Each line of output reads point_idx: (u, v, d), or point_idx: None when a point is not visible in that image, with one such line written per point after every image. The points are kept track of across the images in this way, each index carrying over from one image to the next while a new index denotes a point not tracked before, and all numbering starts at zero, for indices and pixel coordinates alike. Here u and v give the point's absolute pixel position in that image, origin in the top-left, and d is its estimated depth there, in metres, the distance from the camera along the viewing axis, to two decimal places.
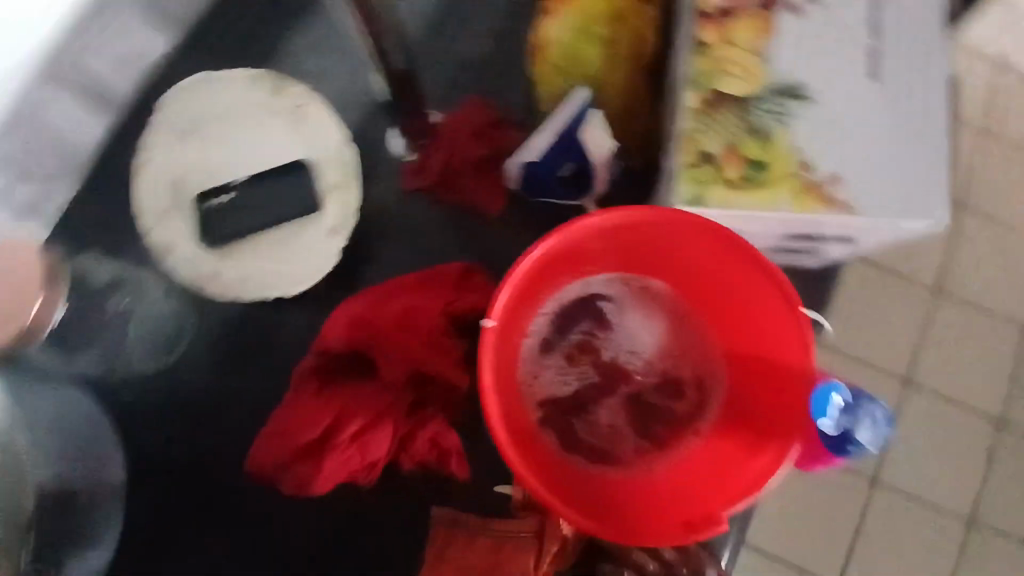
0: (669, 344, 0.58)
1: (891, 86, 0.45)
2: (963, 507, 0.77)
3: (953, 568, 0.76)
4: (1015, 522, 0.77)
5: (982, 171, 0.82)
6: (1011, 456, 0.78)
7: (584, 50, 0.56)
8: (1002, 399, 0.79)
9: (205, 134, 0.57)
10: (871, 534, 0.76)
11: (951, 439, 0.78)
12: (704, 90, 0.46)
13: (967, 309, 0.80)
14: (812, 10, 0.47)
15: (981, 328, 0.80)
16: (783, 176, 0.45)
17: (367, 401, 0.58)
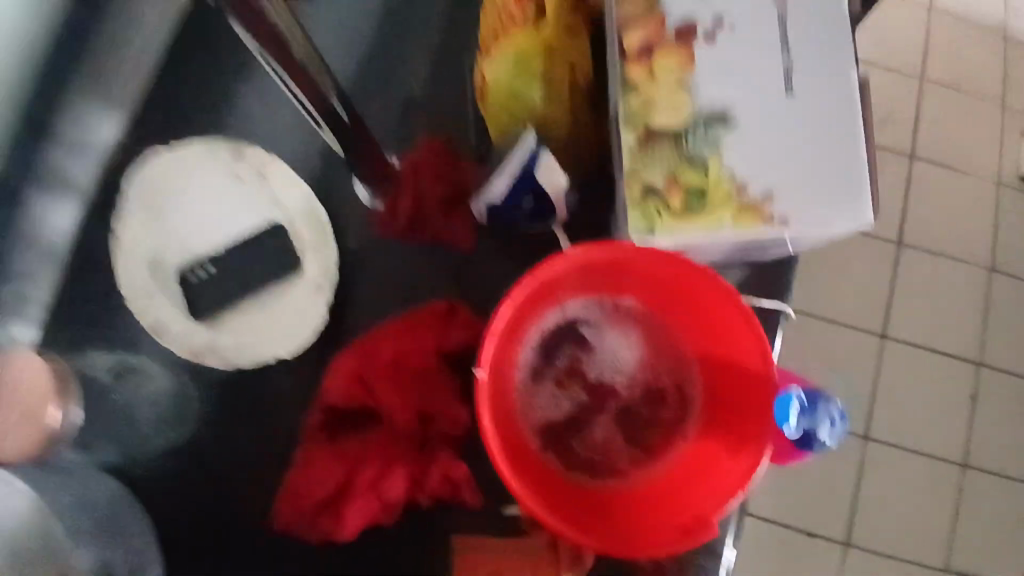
0: (648, 355, 0.57)
1: (806, 95, 0.46)
2: (965, 446, 1.06)
3: (959, 491, 1.04)
4: (1002, 454, 1.06)
5: (922, 154, 1.14)
6: (992, 381, 1.09)
7: (524, 88, 0.58)
8: (978, 341, 1.10)
9: (176, 212, 0.69)
10: (871, 495, 1.04)
11: (930, 372, 1.08)
12: (636, 127, 0.46)
13: (929, 257, 1.11)
14: (724, 35, 0.46)
15: (944, 276, 1.11)
16: (722, 202, 0.45)
17: (373, 448, 0.63)
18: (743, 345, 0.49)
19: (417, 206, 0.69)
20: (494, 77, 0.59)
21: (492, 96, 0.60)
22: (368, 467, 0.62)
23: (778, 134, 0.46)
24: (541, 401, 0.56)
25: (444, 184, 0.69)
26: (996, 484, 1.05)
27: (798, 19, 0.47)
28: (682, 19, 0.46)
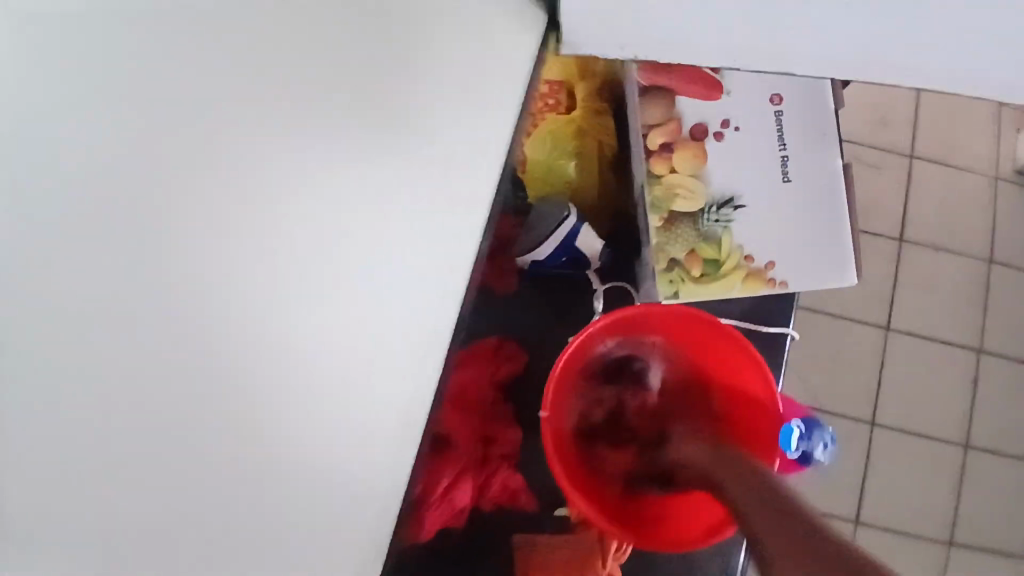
0: (674, 383, 0.68)
1: (800, 178, 0.57)
2: (961, 423, 1.30)
3: (958, 459, 1.29)
4: (991, 421, 1.31)
5: (920, 171, 1.36)
6: (988, 367, 1.32)
7: (560, 163, 0.75)
8: (976, 332, 1.32)
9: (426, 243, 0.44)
10: (875, 468, 1.29)
11: (932, 365, 1.31)
12: (661, 211, 0.57)
13: (930, 258, 1.34)
14: (730, 134, 0.58)
15: (942, 277, 1.33)
16: (732, 269, 0.57)
17: (448, 466, 0.74)
18: (749, 378, 0.60)
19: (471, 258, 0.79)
20: (534, 155, 0.74)
21: (533, 170, 0.75)
22: (444, 480, 0.73)
23: (777, 213, 0.56)
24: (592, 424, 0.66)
25: (493, 240, 0.78)
26: (991, 457, 1.30)
27: (791, 115, 0.58)
28: (694, 121, 0.58)
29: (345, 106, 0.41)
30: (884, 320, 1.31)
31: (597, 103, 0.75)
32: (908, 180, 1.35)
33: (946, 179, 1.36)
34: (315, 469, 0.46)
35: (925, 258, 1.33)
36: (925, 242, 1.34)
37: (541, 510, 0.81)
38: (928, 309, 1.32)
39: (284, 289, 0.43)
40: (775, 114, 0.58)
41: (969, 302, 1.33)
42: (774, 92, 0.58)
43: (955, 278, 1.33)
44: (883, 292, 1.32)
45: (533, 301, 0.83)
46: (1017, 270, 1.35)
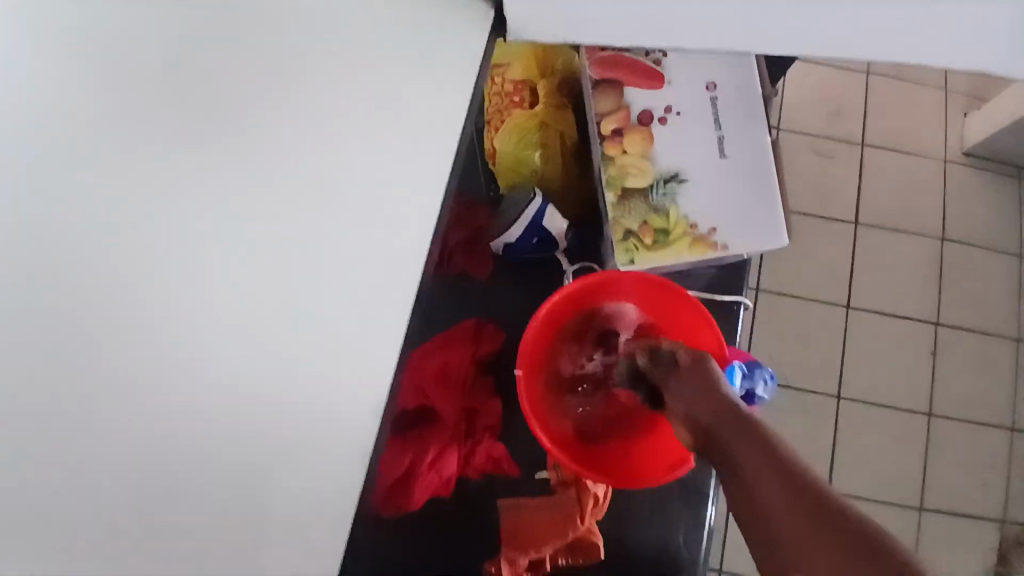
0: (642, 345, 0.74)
1: (735, 154, 0.65)
2: (923, 391, 1.38)
3: (923, 425, 1.37)
4: (952, 389, 1.39)
5: (868, 157, 1.47)
6: (946, 338, 1.41)
7: (526, 154, 0.82)
8: (932, 306, 1.42)
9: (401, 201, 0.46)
10: (843, 437, 1.37)
11: (890, 337, 1.40)
12: (615, 188, 0.65)
13: (883, 237, 1.44)
14: (672, 119, 0.66)
15: (895, 254, 1.43)
16: (681, 237, 0.64)
17: (434, 438, 0.80)
18: (699, 334, 0.67)
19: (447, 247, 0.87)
20: (502, 149, 0.82)
21: (502, 162, 0.83)
22: (431, 451, 0.79)
23: (716, 186, 0.64)
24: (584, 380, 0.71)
25: (465, 227, 0.88)
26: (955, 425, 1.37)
27: (725, 100, 0.65)
28: (640, 109, 0.65)
29: (344, 103, 0.47)
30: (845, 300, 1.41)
31: (558, 99, 0.82)
32: (861, 166, 1.46)
33: (897, 163, 1.47)
34: (309, 445, 0.48)
35: (879, 238, 1.43)
36: (878, 224, 1.44)
37: (524, 477, 0.87)
38: (883, 285, 1.42)
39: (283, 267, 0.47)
40: (712, 99, 0.66)
41: (922, 277, 1.43)
42: (710, 80, 0.66)
43: (908, 256, 1.43)
44: (841, 271, 1.42)
45: (509, 286, 0.89)
46: (966, 246, 1.44)
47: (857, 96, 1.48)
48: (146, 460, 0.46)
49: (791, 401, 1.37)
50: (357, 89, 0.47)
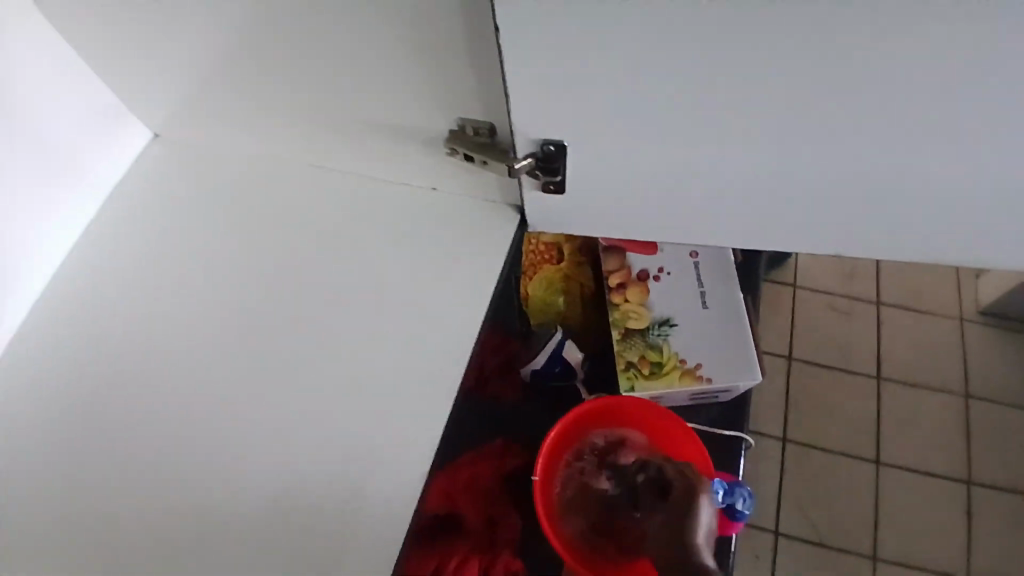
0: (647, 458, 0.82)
1: (714, 306, 0.82)
2: (961, 551, 1.38)
3: None
4: (993, 552, 1.38)
5: (881, 316, 1.60)
6: (982, 496, 1.43)
7: (553, 298, 1.00)
8: (965, 463, 1.46)
9: (462, 337, 0.66)
10: None
11: (922, 494, 1.43)
12: (619, 327, 0.81)
13: (903, 392, 1.52)
14: (665, 278, 0.83)
15: (918, 410, 1.51)
16: (672, 368, 0.79)
17: (460, 545, 0.89)
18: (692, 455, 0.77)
19: (484, 371, 0.99)
20: (534, 294, 1.00)
21: (533, 305, 1.00)
22: (454, 557, 0.88)
23: (700, 330, 0.81)
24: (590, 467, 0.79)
25: (500, 355, 1.00)
26: None
27: (707, 265, 0.84)
28: (639, 268, 0.84)
29: (431, 261, 0.69)
30: (868, 451, 1.47)
31: (579, 258, 1.02)
32: (875, 325, 1.59)
33: (912, 323, 1.59)
34: (373, 514, 0.60)
35: (900, 393, 1.52)
36: (897, 379, 1.53)
37: None
38: (910, 439, 1.48)
39: (374, 375, 0.66)
40: (696, 265, 0.84)
41: (947, 432, 1.48)
42: (692, 249, 0.85)
43: (930, 411, 1.50)
44: (863, 423, 1.50)
45: (540, 412, 1.00)
46: (993, 404, 1.51)
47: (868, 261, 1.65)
48: (248, 526, 0.61)
49: (819, 556, 1.38)
50: (433, 260, 0.70)
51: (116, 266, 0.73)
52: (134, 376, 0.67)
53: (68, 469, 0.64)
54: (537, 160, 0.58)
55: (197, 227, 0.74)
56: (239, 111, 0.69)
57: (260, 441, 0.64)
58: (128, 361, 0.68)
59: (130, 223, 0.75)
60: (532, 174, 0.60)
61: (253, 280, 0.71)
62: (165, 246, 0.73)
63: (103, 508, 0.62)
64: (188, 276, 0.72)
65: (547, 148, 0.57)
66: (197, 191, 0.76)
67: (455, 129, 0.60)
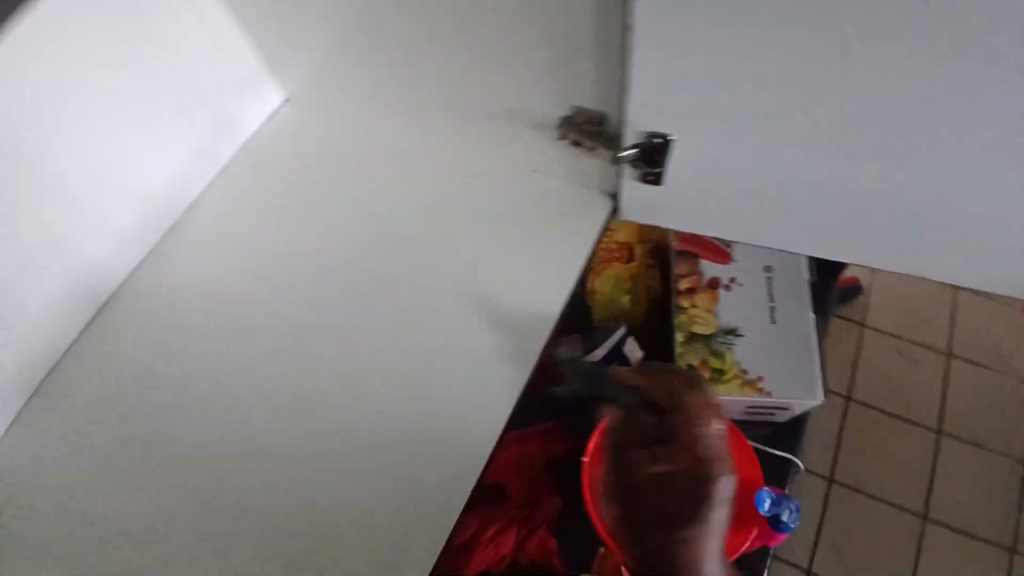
0: None
1: (783, 322, 0.83)
2: None
3: None
4: None
5: (954, 367, 1.54)
6: None
7: (618, 296, 1.03)
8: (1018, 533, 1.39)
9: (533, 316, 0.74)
10: None
11: (965, 556, 1.38)
12: (684, 330, 0.83)
13: (964, 449, 1.46)
14: (736, 289, 0.85)
15: (977, 470, 1.44)
16: (733, 377, 0.80)
17: (500, 513, 0.93)
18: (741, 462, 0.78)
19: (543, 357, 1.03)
20: (601, 289, 1.03)
21: (598, 300, 1.03)
22: (494, 523, 0.92)
23: (765, 344, 0.82)
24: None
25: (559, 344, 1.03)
26: None
27: (779, 282, 0.85)
28: (711, 275, 0.85)
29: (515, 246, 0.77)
30: (915, 502, 1.42)
31: (648, 261, 1.05)
32: (942, 376, 1.53)
33: (986, 380, 1.52)
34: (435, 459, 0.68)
35: (960, 452, 1.46)
36: (959, 436, 1.47)
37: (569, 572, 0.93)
38: (962, 498, 1.42)
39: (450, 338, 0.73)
40: (769, 280, 0.85)
41: (1004, 498, 1.42)
42: (767, 264, 0.86)
43: (991, 473, 1.44)
44: (916, 473, 1.45)
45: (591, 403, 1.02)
46: None
47: (942, 308, 1.59)
48: (325, 460, 0.68)
49: None
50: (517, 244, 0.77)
51: (241, 212, 0.84)
52: (247, 309, 0.76)
53: (183, 380, 0.73)
54: (641, 151, 0.63)
55: (309, 187, 0.83)
56: (365, 84, 0.77)
57: (346, 381, 0.71)
58: (237, 295, 0.78)
59: (256, 178, 0.86)
60: (635, 163, 0.65)
61: (354, 240, 0.79)
62: (282, 202, 0.84)
63: (198, 417, 0.71)
64: (296, 229, 0.81)
65: (652, 141, 0.62)
66: (316, 156, 0.86)
67: (568, 116, 0.67)
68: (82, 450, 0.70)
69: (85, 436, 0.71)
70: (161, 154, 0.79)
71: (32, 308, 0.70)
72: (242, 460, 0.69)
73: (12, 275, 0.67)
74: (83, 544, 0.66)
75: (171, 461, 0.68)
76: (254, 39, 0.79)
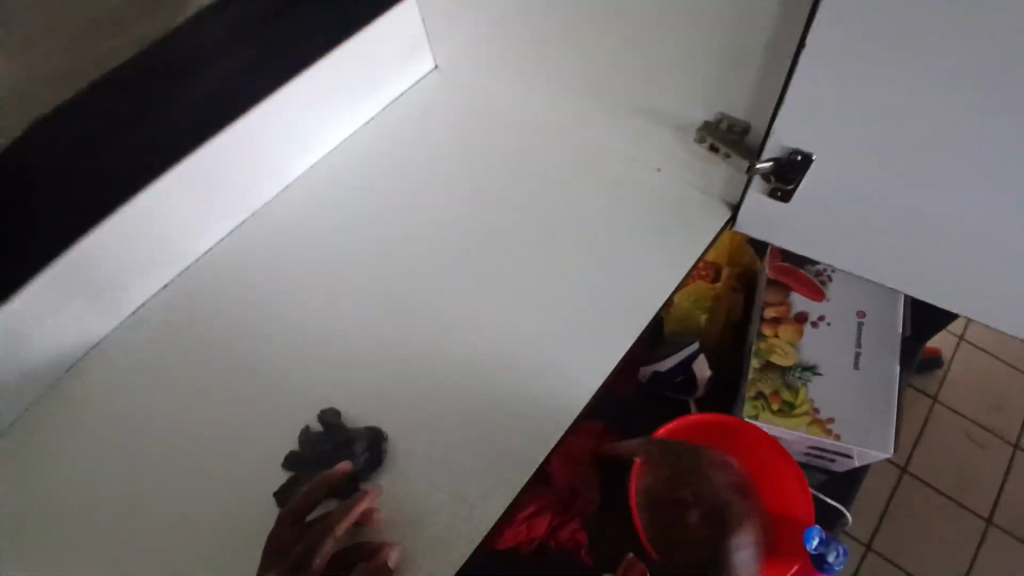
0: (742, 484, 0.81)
1: (866, 371, 0.81)
2: None
3: None
4: None
5: None
6: None
7: (696, 313, 1.02)
8: None
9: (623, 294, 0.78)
10: None
11: None
12: (761, 356, 0.82)
13: None
14: (822, 327, 0.83)
15: None
16: (802, 413, 0.79)
17: (536, 496, 0.93)
18: (794, 497, 0.78)
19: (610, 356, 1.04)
20: (679, 303, 1.03)
21: (675, 313, 1.03)
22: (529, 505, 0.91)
23: (842, 388, 0.80)
24: (694, 471, 0.81)
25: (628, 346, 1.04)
26: None
27: (869, 329, 0.83)
28: (799, 309, 0.84)
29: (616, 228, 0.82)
30: None
31: (735, 284, 1.03)
32: (1009, 468, 1.27)
33: None
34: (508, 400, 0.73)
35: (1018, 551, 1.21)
36: None
37: (595, 567, 0.91)
38: None
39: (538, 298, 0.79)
40: (859, 325, 0.83)
41: None
42: (860, 309, 0.84)
43: None
44: None
45: (649, 411, 1.03)
46: None
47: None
48: (407, 392, 0.75)
49: None
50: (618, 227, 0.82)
51: (377, 156, 0.94)
52: (344, 257, 0.85)
53: (294, 302, 0.82)
54: (777, 164, 0.70)
55: (441, 149, 0.93)
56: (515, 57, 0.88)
57: (438, 326, 0.79)
58: (357, 227, 0.88)
59: (394, 132, 0.96)
60: (767, 175, 0.72)
61: (472, 203, 0.87)
62: (414, 156, 0.93)
63: (309, 322, 0.81)
64: (423, 180, 0.91)
65: (793, 156, 0.68)
66: (451, 123, 0.96)
67: (711, 122, 0.75)
68: (209, 339, 0.81)
69: (178, 359, 0.81)
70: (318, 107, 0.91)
71: (216, 192, 0.85)
72: (329, 385, 0.76)
73: (162, 195, 0.80)
74: (177, 449, 0.75)
75: (286, 354, 0.79)
76: (428, 12, 0.94)
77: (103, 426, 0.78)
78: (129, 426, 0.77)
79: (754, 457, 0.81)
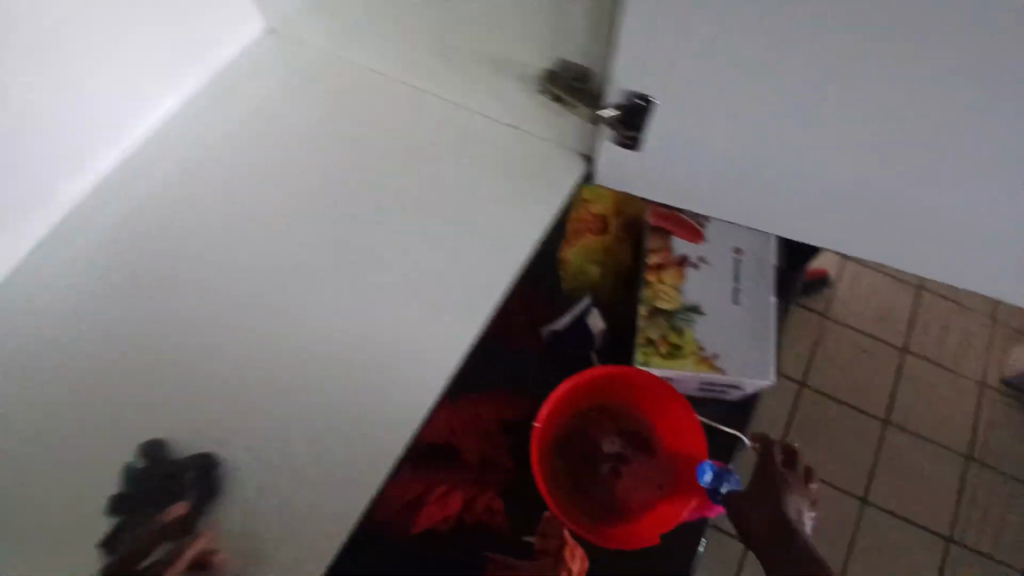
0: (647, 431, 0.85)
1: (745, 305, 0.84)
2: None
3: None
4: None
5: None
6: None
7: (588, 267, 1.02)
8: None
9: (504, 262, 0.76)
10: None
11: None
12: (647, 304, 0.83)
13: None
14: (703, 267, 0.85)
15: None
16: (690, 353, 0.81)
17: (448, 474, 0.92)
18: (689, 437, 0.80)
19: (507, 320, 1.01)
20: (570, 258, 1.02)
21: (567, 269, 1.02)
22: (443, 484, 0.91)
23: (725, 325, 0.83)
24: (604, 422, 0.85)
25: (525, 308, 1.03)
26: None
27: (746, 264, 0.86)
28: (680, 252, 0.86)
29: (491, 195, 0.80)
30: None
31: (623, 235, 1.03)
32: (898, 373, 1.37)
33: None
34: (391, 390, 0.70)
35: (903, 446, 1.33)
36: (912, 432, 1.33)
37: (513, 534, 0.90)
38: None
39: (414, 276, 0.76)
40: (735, 261, 0.86)
41: None
42: (736, 246, 0.87)
43: None
44: None
45: (553, 369, 1.01)
46: None
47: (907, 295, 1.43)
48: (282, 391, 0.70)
49: None
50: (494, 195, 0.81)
51: (218, 132, 0.84)
52: (199, 246, 0.76)
53: (140, 307, 0.73)
54: (622, 111, 0.68)
55: (292, 120, 0.85)
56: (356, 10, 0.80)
57: (308, 315, 0.73)
58: (208, 214, 0.79)
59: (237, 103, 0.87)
60: (613, 124, 0.70)
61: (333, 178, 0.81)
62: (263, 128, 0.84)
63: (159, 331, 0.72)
64: (275, 157, 0.82)
65: (634, 101, 0.66)
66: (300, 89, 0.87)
67: (551, 71, 0.72)
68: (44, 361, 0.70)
69: (165, 346, 0.71)
70: (113, 65, 0.78)
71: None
72: (190, 396, 0.69)
73: None
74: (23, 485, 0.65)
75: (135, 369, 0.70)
76: None
77: (78, 429, 0.67)
78: (122, 422, 0.68)
79: (653, 402, 0.83)
